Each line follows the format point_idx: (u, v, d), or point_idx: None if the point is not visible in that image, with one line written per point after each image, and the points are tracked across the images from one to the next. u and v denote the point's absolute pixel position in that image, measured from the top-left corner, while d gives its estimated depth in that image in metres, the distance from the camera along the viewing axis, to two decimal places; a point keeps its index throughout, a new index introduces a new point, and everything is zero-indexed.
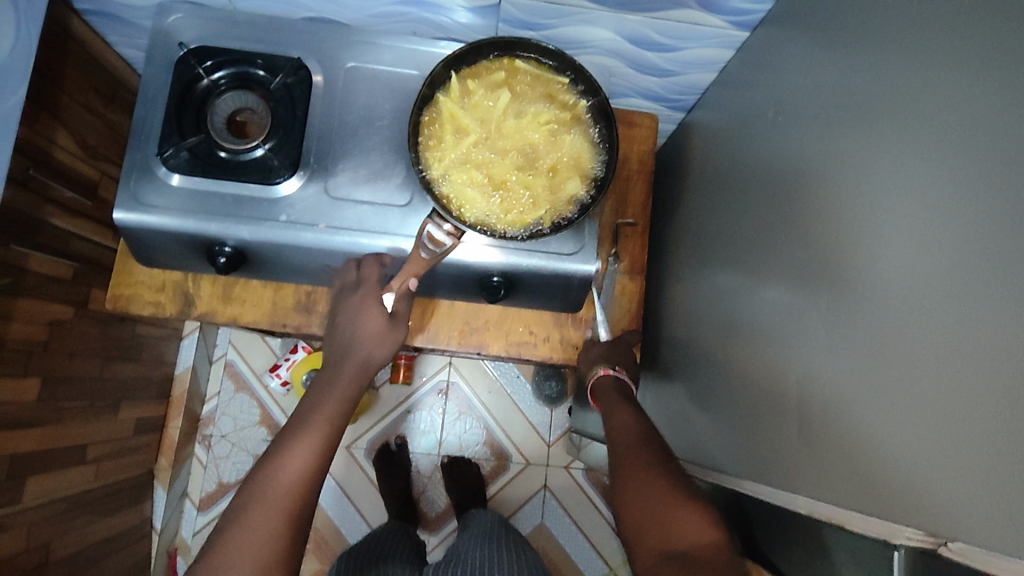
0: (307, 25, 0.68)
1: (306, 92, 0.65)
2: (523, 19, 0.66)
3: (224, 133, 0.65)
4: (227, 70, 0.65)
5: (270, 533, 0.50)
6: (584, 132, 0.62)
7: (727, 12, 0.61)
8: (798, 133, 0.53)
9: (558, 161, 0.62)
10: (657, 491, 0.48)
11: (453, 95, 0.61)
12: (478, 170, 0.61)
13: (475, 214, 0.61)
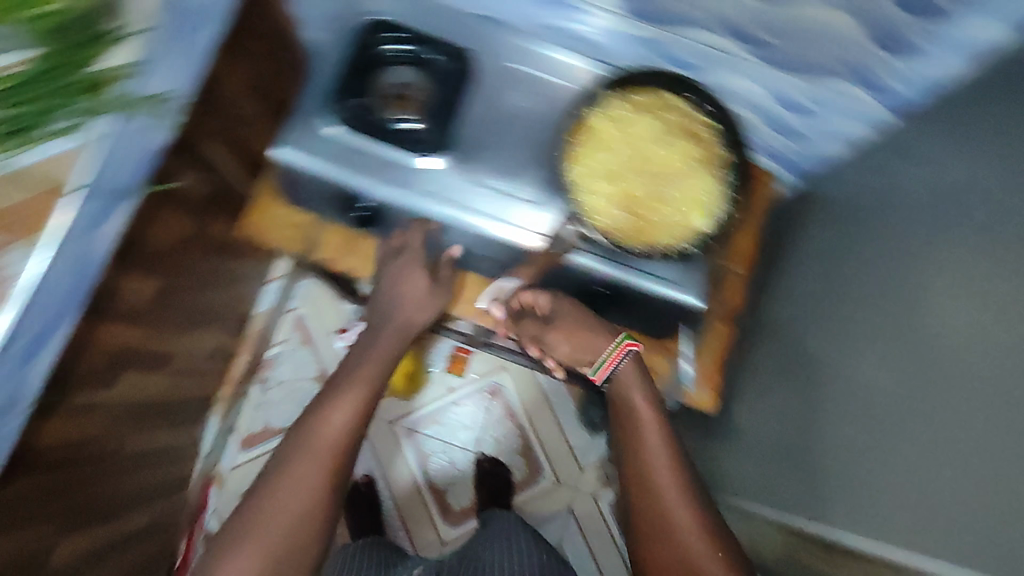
0: (478, 22, 0.74)
1: (465, 80, 0.72)
2: (673, 57, 0.72)
3: (387, 98, 0.69)
4: (402, 44, 0.70)
5: (309, 483, 0.65)
6: (720, 172, 0.66)
7: (875, 95, 0.64)
8: (913, 226, 0.57)
9: (689, 193, 0.66)
10: (671, 486, 0.67)
11: (605, 113, 0.67)
12: (613, 185, 0.66)
13: (602, 223, 0.65)
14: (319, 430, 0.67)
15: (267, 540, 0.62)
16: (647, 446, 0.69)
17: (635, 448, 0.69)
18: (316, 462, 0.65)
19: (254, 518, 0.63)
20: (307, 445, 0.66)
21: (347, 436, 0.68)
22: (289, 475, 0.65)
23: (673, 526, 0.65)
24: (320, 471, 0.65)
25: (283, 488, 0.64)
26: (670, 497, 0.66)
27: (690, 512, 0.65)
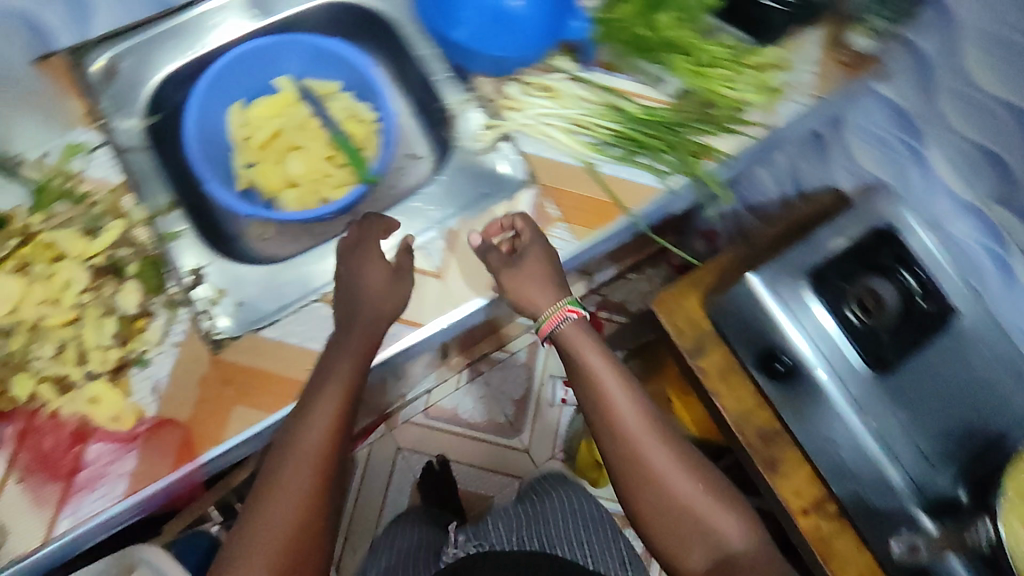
0: (943, 245, 1.04)
1: (915, 316, 1.03)
2: (967, 268, 1.03)
3: (855, 292, 1.05)
4: (909, 267, 1.04)
5: (298, 486, 0.81)
6: (708, 117, 0.94)
7: (1012, 282, 0.97)
8: (912, 430, 1.03)
9: (695, 125, 0.94)
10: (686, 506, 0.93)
11: (692, 63, 0.92)
12: (653, 123, 0.94)
13: (622, 148, 0.95)
14: (304, 433, 0.81)
15: (290, 526, 0.80)
16: (633, 434, 0.91)
17: (603, 408, 0.92)
18: (308, 459, 0.81)
19: (269, 493, 0.81)
20: (298, 446, 0.81)
21: (329, 440, 0.82)
22: (295, 477, 0.81)
23: (656, 472, 0.92)
24: (321, 471, 0.82)
25: (287, 481, 0.81)
26: (651, 457, 0.91)
27: (677, 467, 0.93)
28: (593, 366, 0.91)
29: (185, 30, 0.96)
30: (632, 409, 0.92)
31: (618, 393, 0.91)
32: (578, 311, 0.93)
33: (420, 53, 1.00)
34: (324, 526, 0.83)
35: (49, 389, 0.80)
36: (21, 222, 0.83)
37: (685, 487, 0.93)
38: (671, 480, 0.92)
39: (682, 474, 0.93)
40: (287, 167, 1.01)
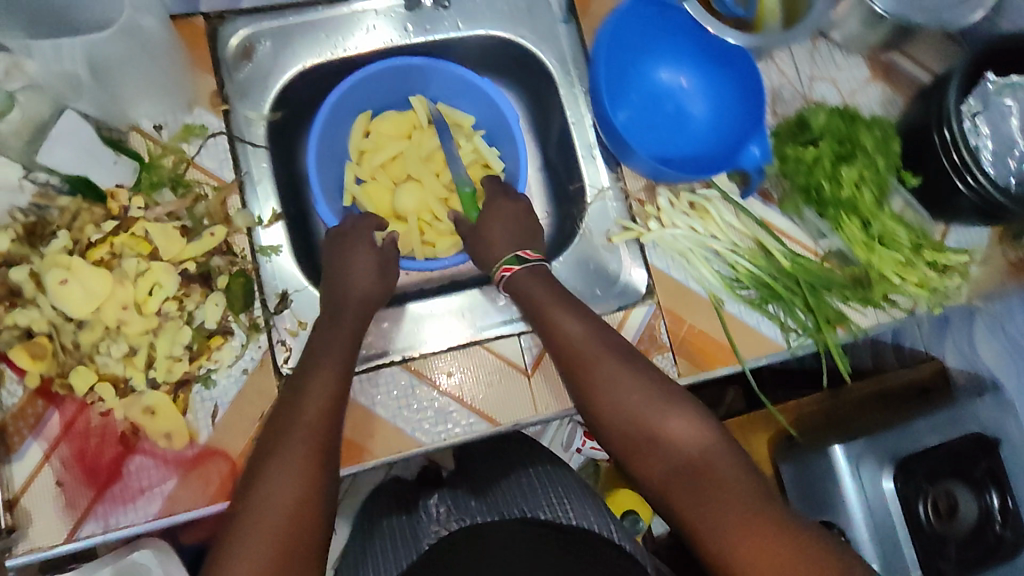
0: None
1: (987, 540, 0.93)
2: None
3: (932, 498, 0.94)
4: (996, 492, 0.93)
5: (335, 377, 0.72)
6: (862, 293, 0.86)
7: None
8: None
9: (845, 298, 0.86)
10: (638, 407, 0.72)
11: (867, 236, 0.82)
12: (803, 283, 0.86)
13: (759, 296, 0.88)
14: (298, 417, 0.69)
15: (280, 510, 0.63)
16: (597, 366, 0.75)
17: (580, 377, 0.76)
18: (300, 447, 0.67)
19: (252, 503, 0.64)
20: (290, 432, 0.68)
21: (332, 419, 0.70)
22: (279, 462, 0.66)
23: (635, 414, 0.72)
24: (306, 452, 0.66)
25: (279, 470, 0.65)
26: (627, 394, 0.73)
27: (640, 399, 0.73)
28: (568, 333, 0.77)
29: (333, 25, 0.88)
30: (595, 342, 0.76)
31: (580, 332, 0.77)
32: (514, 268, 0.81)
33: (573, 124, 0.92)
34: (310, 524, 0.63)
35: (109, 391, 0.75)
36: (121, 203, 0.76)
37: (673, 422, 0.71)
38: (652, 413, 0.72)
39: (655, 398, 0.73)
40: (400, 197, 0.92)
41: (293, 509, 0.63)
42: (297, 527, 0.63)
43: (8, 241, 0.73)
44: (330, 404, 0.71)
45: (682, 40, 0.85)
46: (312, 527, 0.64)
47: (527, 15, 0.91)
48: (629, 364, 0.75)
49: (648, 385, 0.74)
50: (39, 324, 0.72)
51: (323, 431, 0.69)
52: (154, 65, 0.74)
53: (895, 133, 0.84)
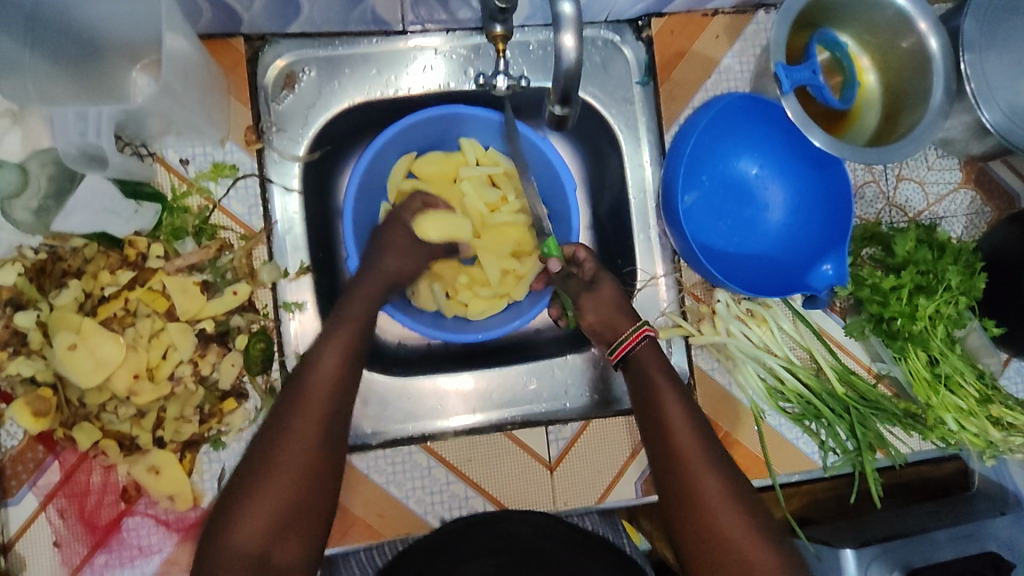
0: None
1: None
2: None
3: None
4: None
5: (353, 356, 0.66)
6: (914, 427, 0.81)
7: None
8: None
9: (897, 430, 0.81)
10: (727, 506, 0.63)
11: (925, 371, 0.77)
12: (850, 409, 0.80)
13: (802, 413, 0.82)
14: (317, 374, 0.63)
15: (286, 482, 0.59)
16: (688, 454, 0.65)
17: (667, 455, 0.66)
18: (317, 405, 0.62)
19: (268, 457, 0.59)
20: (309, 390, 0.62)
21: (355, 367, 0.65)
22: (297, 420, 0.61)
23: (708, 511, 0.62)
24: (319, 417, 0.61)
25: (298, 409, 0.61)
26: (705, 487, 0.63)
27: (727, 495, 0.63)
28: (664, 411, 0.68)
29: (387, 60, 0.80)
30: (687, 427, 0.67)
31: (675, 411, 0.67)
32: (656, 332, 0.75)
33: (633, 197, 0.85)
34: (319, 481, 0.60)
35: (114, 449, 0.70)
36: (139, 250, 0.71)
37: (754, 537, 0.62)
38: (721, 515, 0.62)
39: (729, 501, 0.63)
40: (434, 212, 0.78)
41: (307, 479, 0.59)
42: (295, 508, 0.59)
43: (16, 276, 0.68)
44: (352, 362, 0.65)
45: (773, 136, 0.80)
46: (320, 497, 0.60)
47: (603, 72, 0.83)
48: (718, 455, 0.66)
49: (735, 482, 0.64)
50: (43, 375, 0.68)
51: (338, 393, 0.63)
52: (186, 108, 0.68)
53: (981, 263, 0.78)
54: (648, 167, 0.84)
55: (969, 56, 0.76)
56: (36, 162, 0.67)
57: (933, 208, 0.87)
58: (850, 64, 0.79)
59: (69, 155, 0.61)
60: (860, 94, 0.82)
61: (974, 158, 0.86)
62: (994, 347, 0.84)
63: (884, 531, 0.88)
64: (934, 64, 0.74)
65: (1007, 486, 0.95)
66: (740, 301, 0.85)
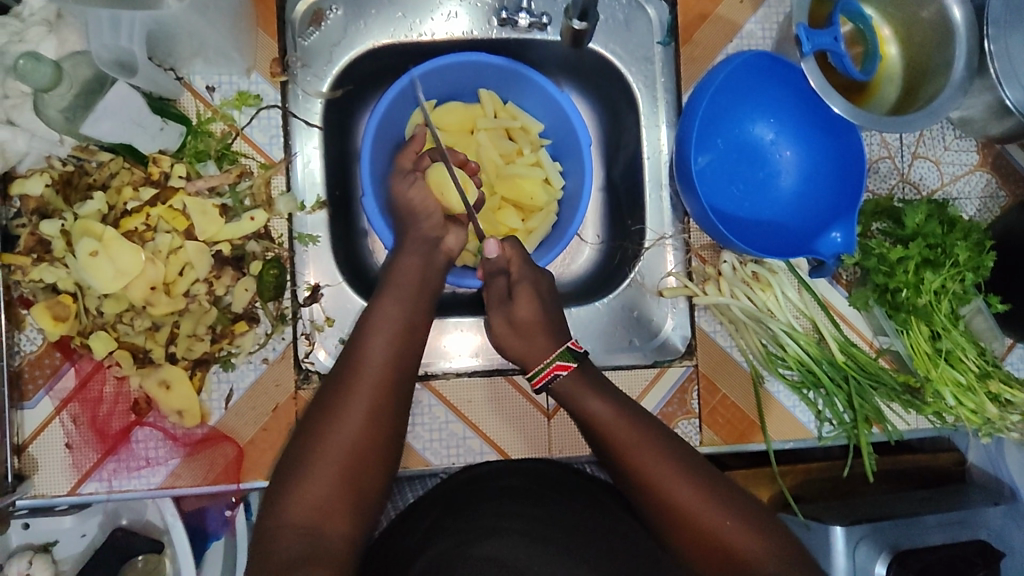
0: None
1: None
2: None
3: None
4: None
5: (397, 339, 0.70)
6: (912, 401, 0.81)
7: None
8: None
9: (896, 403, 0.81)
10: (689, 491, 0.67)
11: (927, 344, 0.78)
12: (849, 379, 0.81)
13: (801, 381, 0.83)
14: (367, 359, 0.68)
15: (339, 458, 0.63)
16: (637, 452, 0.69)
17: (616, 456, 0.70)
18: (367, 385, 0.67)
19: (321, 431, 0.64)
20: (360, 372, 0.67)
21: (400, 348, 0.70)
22: (349, 399, 0.66)
23: (663, 489, 0.67)
24: (370, 394, 0.66)
25: (345, 390, 0.66)
26: (654, 469, 0.68)
27: (688, 482, 0.67)
28: (591, 414, 0.71)
29: (413, 3, 0.81)
30: (622, 420, 0.71)
31: (605, 411, 0.71)
32: (571, 365, 0.74)
33: (647, 158, 0.85)
34: (372, 454, 0.64)
35: (127, 360, 0.73)
36: (162, 169, 0.73)
37: (727, 516, 0.66)
38: (677, 490, 0.67)
39: (681, 479, 0.67)
40: (439, 169, 0.81)
41: (359, 446, 0.64)
42: (353, 476, 0.63)
43: (43, 186, 0.70)
44: (400, 349, 0.70)
45: (789, 101, 0.80)
46: (371, 467, 0.64)
47: (625, 29, 0.84)
48: (660, 438, 0.70)
49: (697, 470, 0.69)
50: (65, 282, 0.71)
51: (390, 375, 0.68)
52: (216, 31, 0.69)
53: (991, 242, 0.78)
54: (663, 128, 0.85)
55: (992, 31, 0.75)
56: (71, 63, 0.66)
57: (947, 187, 0.87)
58: (873, 36, 0.79)
59: (103, 60, 0.63)
60: (880, 67, 0.82)
61: (992, 140, 0.86)
62: (998, 331, 0.84)
63: (874, 508, 0.89)
64: (956, 34, 0.74)
65: (1002, 475, 0.95)
66: (747, 264, 0.85)
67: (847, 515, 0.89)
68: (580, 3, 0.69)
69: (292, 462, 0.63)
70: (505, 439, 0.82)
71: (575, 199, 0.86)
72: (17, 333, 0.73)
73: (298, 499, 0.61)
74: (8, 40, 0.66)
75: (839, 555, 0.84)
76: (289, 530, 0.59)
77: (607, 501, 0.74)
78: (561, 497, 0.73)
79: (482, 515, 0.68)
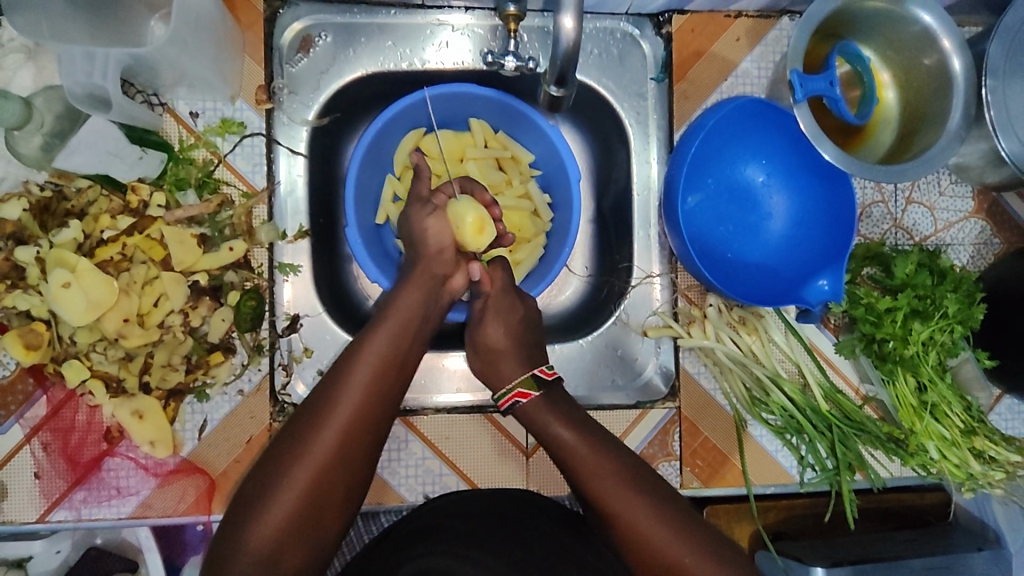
0: None
1: None
2: None
3: None
4: None
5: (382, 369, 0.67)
6: (896, 451, 0.79)
7: None
8: None
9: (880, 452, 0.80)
10: (650, 519, 0.64)
11: (912, 395, 0.77)
12: (832, 429, 0.79)
13: (783, 427, 0.81)
14: (344, 390, 0.65)
15: (299, 492, 0.60)
16: (599, 480, 0.66)
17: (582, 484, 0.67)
18: (342, 419, 0.63)
19: (286, 461, 0.61)
20: (336, 403, 0.64)
21: (384, 379, 0.66)
22: (321, 432, 0.62)
23: (631, 520, 0.64)
24: (344, 428, 0.63)
25: (316, 418, 0.63)
26: (615, 498, 0.65)
27: (652, 512, 0.64)
28: (560, 440, 0.69)
29: (404, 32, 0.80)
30: (587, 446, 0.68)
31: (576, 440, 0.68)
32: (534, 394, 0.73)
33: (637, 196, 0.85)
34: (336, 488, 0.62)
35: (100, 389, 0.72)
36: (141, 197, 0.72)
37: (690, 551, 0.63)
38: (646, 523, 0.64)
39: (644, 509, 0.64)
40: (458, 206, 0.75)
41: (324, 480, 0.61)
42: (312, 510, 0.61)
43: (21, 211, 0.69)
44: (386, 380, 0.67)
45: (781, 144, 0.78)
46: (332, 502, 0.62)
47: (618, 65, 0.83)
48: (631, 469, 0.67)
49: (665, 502, 0.65)
50: (38, 311, 0.70)
51: (369, 411, 0.64)
52: (198, 62, 0.68)
53: (981, 294, 0.77)
54: (654, 165, 0.84)
55: (991, 82, 0.74)
56: (43, 99, 0.67)
57: (940, 234, 0.85)
58: (870, 79, 0.77)
59: (76, 95, 0.63)
60: (877, 111, 0.80)
61: (989, 187, 0.84)
62: (986, 381, 0.83)
63: (855, 552, 0.88)
64: (954, 84, 0.73)
65: (988, 523, 0.95)
66: (732, 308, 0.85)
67: (829, 560, 0.87)
68: (558, 68, 0.61)
69: (254, 488, 0.61)
70: (482, 476, 0.81)
71: (563, 233, 0.85)
72: None
73: (255, 527, 0.59)
74: None
75: None
76: (244, 557, 0.58)
77: (581, 545, 0.73)
78: (535, 540, 0.72)
79: (454, 559, 0.67)
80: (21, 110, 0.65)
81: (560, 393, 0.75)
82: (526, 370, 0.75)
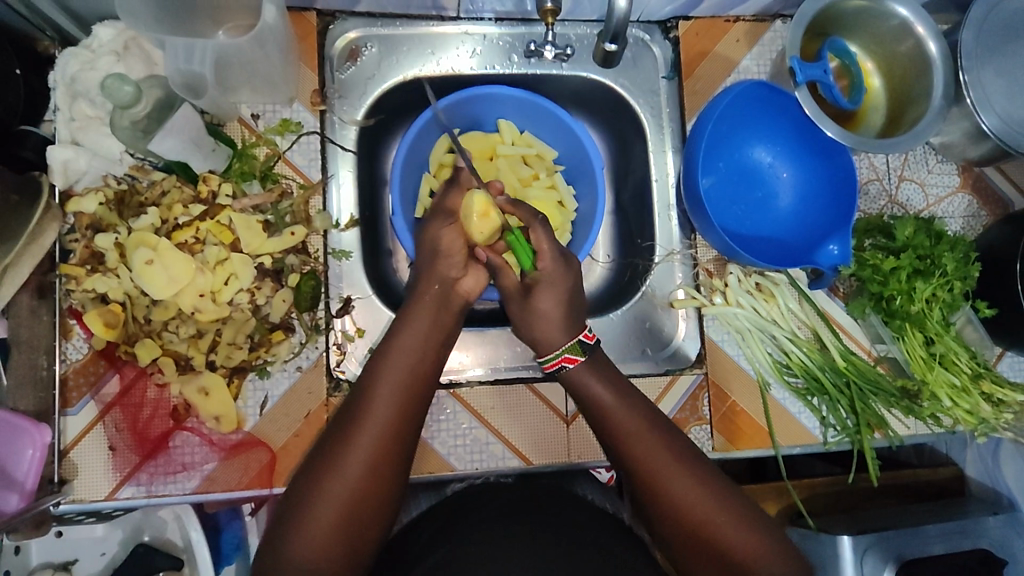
0: None
1: None
2: None
3: None
4: None
5: (405, 378, 0.68)
6: (911, 403, 0.85)
7: None
8: None
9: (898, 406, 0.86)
10: (683, 481, 0.66)
11: (919, 351, 0.84)
12: (848, 386, 0.85)
13: (805, 389, 0.87)
14: (369, 403, 0.66)
15: (338, 504, 0.61)
16: (636, 440, 0.68)
17: (619, 447, 0.69)
18: (370, 429, 0.64)
19: (324, 471, 0.63)
20: (360, 419, 0.65)
21: (410, 386, 0.68)
22: (345, 453, 0.63)
23: (669, 489, 0.66)
24: (372, 437, 0.64)
25: (346, 428, 0.65)
26: (654, 461, 0.67)
27: (686, 476, 0.67)
28: (599, 400, 0.72)
29: (441, 41, 0.89)
30: (623, 406, 0.71)
31: (607, 397, 0.72)
32: (580, 357, 0.74)
33: (656, 182, 0.92)
34: (374, 500, 0.63)
35: (170, 366, 0.77)
36: (211, 188, 0.79)
37: (725, 521, 0.65)
38: (675, 484, 0.66)
39: (680, 472, 0.67)
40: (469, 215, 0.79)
41: (358, 486, 0.62)
42: (352, 521, 0.62)
43: (98, 205, 0.76)
44: (409, 389, 0.68)
45: (783, 126, 0.88)
46: (372, 514, 0.63)
47: (633, 66, 0.93)
48: (671, 439, 0.69)
49: (697, 469, 0.68)
50: (114, 293, 0.75)
51: (390, 433, 0.65)
52: (269, 63, 0.76)
53: (976, 255, 0.84)
54: (669, 154, 0.92)
55: (966, 64, 0.83)
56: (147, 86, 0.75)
57: (932, 208, 0.94)
58: (858, 69, 0.86)
59: (175, 81, 0.72)
60: (867, 97, 0.90)
61: (971, 164, 0.93)
62: (989, 341, 0.89)
63: (879, 519, 0.92)
64: (932, 65, 0.83)
65: (1000, 488, 0.98)
66: (750, 276, 0.91)
67: (858, 526, 0.91)
68: (611, 31, 0.73)
69: (293, 499, 0.63)
70: (523, 449, 0.85)
71: (589, 220, 0.92)
72: (64, 343, 0.76)
73: (297, 539, 0.60)
74: (82, 69, 0.74)
75: (839, 557, 0.87)
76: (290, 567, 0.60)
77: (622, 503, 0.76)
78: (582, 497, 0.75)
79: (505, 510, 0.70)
80: (133, 92, 0.70)
81: (601, 358, 0.76)
82: (570, 336, 0.75)
